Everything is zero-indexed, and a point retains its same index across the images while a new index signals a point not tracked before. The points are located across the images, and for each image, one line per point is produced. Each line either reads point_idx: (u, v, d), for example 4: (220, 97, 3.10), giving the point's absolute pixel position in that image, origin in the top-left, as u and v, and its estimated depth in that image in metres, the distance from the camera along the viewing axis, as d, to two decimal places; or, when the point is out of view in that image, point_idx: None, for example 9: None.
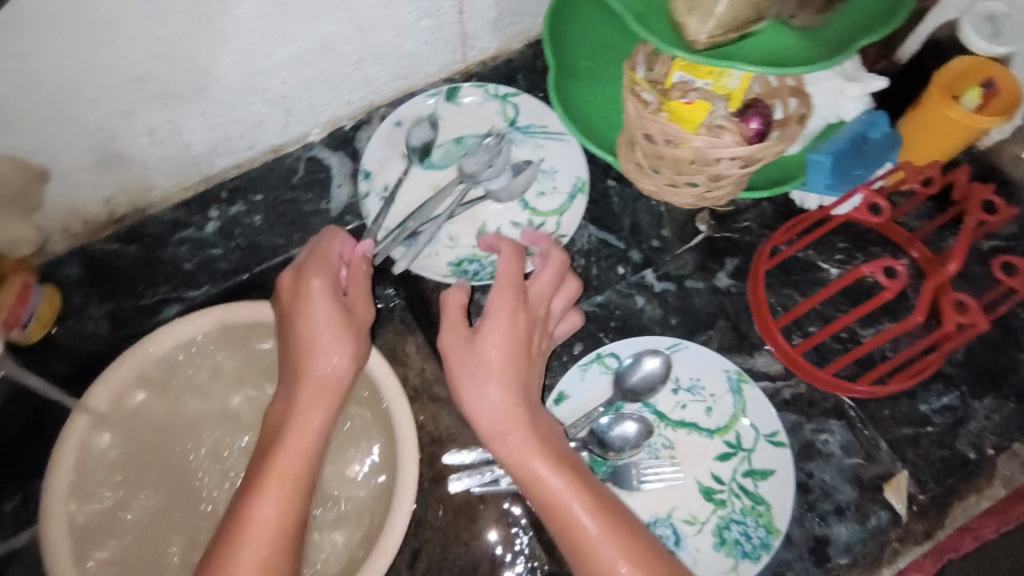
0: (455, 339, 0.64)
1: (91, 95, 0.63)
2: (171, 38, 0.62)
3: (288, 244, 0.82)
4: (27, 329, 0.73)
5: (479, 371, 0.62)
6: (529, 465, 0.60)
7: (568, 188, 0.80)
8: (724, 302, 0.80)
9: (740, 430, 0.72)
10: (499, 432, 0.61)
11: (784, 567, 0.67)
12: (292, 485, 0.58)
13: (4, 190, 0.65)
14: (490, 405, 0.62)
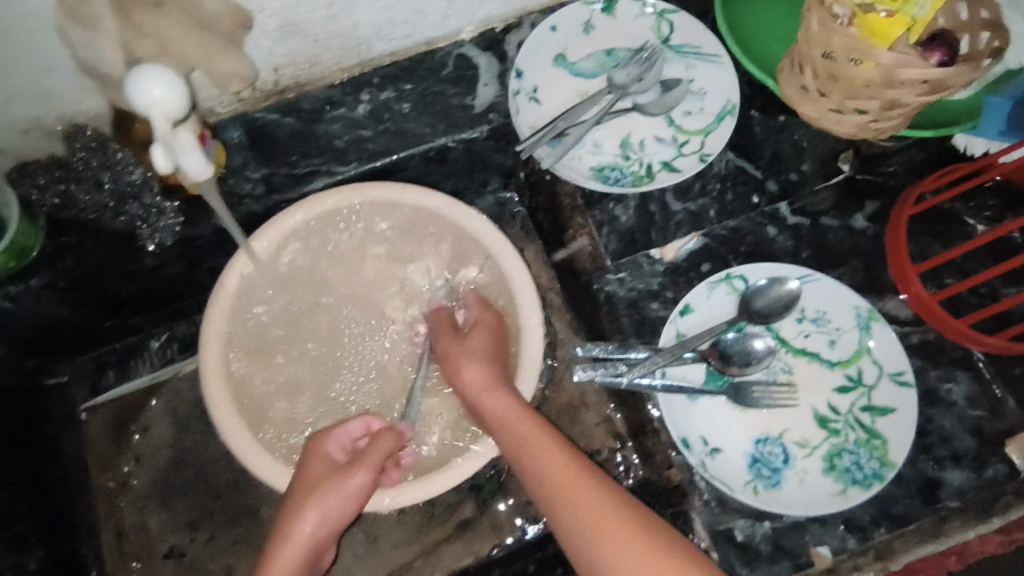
0: (459, 368, 0.74)
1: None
2: None
3: (434, 133, 0.83)
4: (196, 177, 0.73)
5: (466, 362, 0.74)
6: (525, 436, 0.68)
7: (717, 110, 0.80)
8: (859, 244, 0.79)
9: (863, 365, 0.73)
10: (493, 409, 0.71)
11: (891, 500, 0.69)
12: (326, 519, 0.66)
13: (216, 29, 0.66)
14: (488, 399, 0.71)
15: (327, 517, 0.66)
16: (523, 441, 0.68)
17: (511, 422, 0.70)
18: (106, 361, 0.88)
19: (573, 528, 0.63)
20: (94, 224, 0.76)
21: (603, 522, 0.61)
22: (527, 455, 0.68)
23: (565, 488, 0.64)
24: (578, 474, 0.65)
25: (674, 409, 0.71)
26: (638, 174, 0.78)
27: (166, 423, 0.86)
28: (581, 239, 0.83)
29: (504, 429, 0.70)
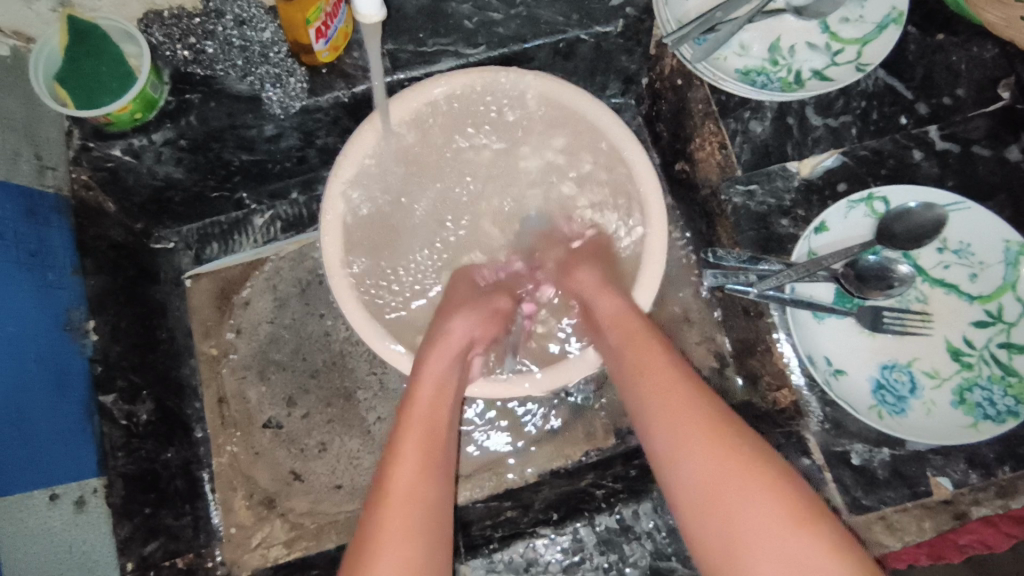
0: (578, 268, 0.75)
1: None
2: None
3: (567, 23, 0.77)
4: (321, 49, 0.70)
5: (573, 263, 0.76)
6: (626, 327, 0.65)
7: (879, 18, 0.73)
8: (1012, 176, 0.74)
9: (1004, 302, 0.69)
10: (593, 301, 0.70)
11: (1018, 441, 0.66)
12: (443, 388, 0.63)
13: None
14: (604, 298, 0.69)
15: (480, 324, 0.70)
16: (628, 335, 0.64)
17: (614, 319, 0.66)
18: (209, 233, 0.88)
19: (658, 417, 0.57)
20: (220, 84, 0.73)
21: (691, 403, 0.56)
22: (624, 349, 0.63)
23: (657, 374, 0.59)
24: (673, 366, 0.59)
25: (801, 326, 0.69)
26: (786, 81, 0.74)
27: (266, 299, 0.87)
28: (709, 148, 0.79)
29: (606, 324, 0.67)
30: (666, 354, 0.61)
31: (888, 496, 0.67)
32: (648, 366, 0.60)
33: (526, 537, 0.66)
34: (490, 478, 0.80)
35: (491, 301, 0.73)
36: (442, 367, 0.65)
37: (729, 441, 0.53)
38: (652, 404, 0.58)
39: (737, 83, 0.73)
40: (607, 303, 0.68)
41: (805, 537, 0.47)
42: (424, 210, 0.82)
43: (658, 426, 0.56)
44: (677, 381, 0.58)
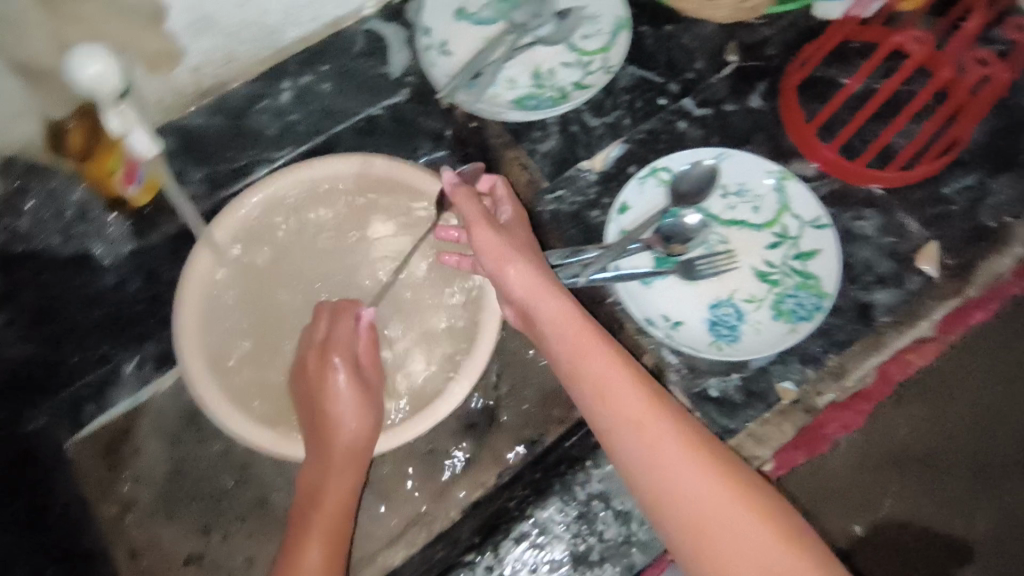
0: (504, 262, 0.67)
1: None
2: None
3: (359, 107, 0.92)
4: (135, 193, 0.79)
5: (498, 255, 0.67)
6: (576, 338, 0.62)
7: (612, 27, 0.87)
8: (760, 120, 0.87)
9: (785, 222, 0.81)
10: (534, 302, 0.65)
11: (833, 329, 0.77)
12: (343, 489, 0.71)
13: (131, 20, 0.67)
14: (549, 302, 0.64)
15: (368, 404, 0.73)
16: (584, 350, 0.61)
17: (560, 326, 0.63)
18: (81, 397, 0.87)
19: (631, 448, 0.57)
20: (43, 254, 0.77)
21: (659, 435, 0.56)
22: (580, 374, 0.61)
23: (623, 398, 0.58)
24: (635, 386, 0.59)
25: (632, 295, 0.78)
26: (554, 97, 0.85)
27: (155, 440, 0.87)
28: (515, 171, 0.88)
29: (556, 338, 0.63)
30: (625, 369, 0.60)
31: (751, 414, 0.75)
32: (613, 390, 0.59)
33: (456, 568, 0.76)
34: (419, 531, 0.80)
35: (371, 376, 0.75)
36: (342, 467, 0.71)
37: (710, 466, 0.54)
38: (625, 430, 0.57)
39: (511, 111, 0.83)
40: (548, 309, 0.64)
41: (786, 557, 0.50)
42: (274, 304, 0.82)
43: (632, 450, 0.57)
44: (628, 392, 0.58)
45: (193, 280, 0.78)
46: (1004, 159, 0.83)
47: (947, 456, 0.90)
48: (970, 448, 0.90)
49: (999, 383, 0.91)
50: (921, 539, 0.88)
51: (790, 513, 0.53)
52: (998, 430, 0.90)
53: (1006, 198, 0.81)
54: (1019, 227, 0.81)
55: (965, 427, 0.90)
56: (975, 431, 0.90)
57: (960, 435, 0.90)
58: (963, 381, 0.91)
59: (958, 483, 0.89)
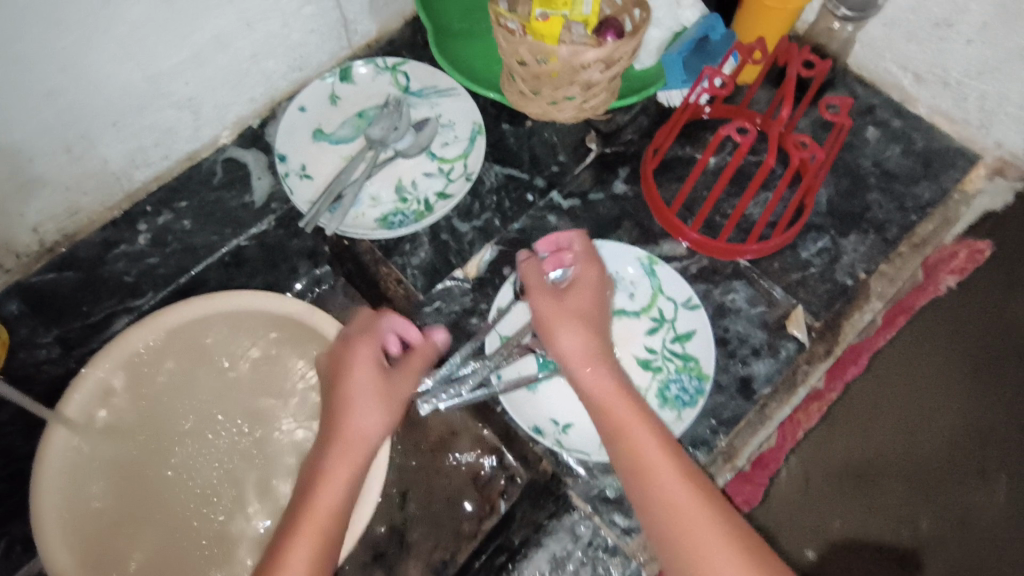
0: (555, 332, 0.69)
1: (34, 122, 0.68)
2: (139, 82, 0.74)
3: (223, 239, 0.87)
4: None
5: (554, 318, 0.70)
6: (613, 407, 0.66)
7: (468, 134, 0.89)
8: (625, 206, 0.90)
9: (660, 305, 0.82)
10: (572, 364, 0.68)
11: (719, 407, 0.78)
12: (341, 518, 0.61)
13: None
14: (588, 370, 0.68)
15: (380, 406, 0.67)
16: (620, 428, 0.64)
17: (599, 392, 0.67)
18: None
19: (661, 521, 0.60)
20: None
21: (690, 514, 0.59)
22: (617, 444, 0.64)
23: (654, 474, 0.61)
24: (668, 461, 0.62)
25: (518, 403, 0.77)
26: (419, 210, 0.85)
27: None
28: (394, 287, 0.87)
29: (596, 406, 0.66)
30: (660, 444, 0.63)
31: None
32: (646, 463, 0.62)
33: None
34: None
35: (393, 384, 0.69)
36: (342, 490, 0.62)
37: (734, 543, 0.58)
38: (657, 499, 0.61)
39: (377, 231, 0.82)
40: (586, 379, 0.68)
41: None
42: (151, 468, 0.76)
43: (660, 523, 0.60)
44: (664, 465, 0.62)
45: (49, 462, 0.70)
46: (849, 217, 0.88)
47: (887, 464, 0.84)
48: (902, 458, 0.84)
49: (920, 382, 0.87)
50: (878, 555, 0.82)
51: None
52: (929, 431, 0.85)
53: (859, 255, 0.86)
54: (873, 282, 0.85)
55: (895, 430, 0.86)
56: (906, 434, 0.85)
57: (891, 446, 0.85)
58: (886, 393, 0.87)
59: (895, 492, 0.84)
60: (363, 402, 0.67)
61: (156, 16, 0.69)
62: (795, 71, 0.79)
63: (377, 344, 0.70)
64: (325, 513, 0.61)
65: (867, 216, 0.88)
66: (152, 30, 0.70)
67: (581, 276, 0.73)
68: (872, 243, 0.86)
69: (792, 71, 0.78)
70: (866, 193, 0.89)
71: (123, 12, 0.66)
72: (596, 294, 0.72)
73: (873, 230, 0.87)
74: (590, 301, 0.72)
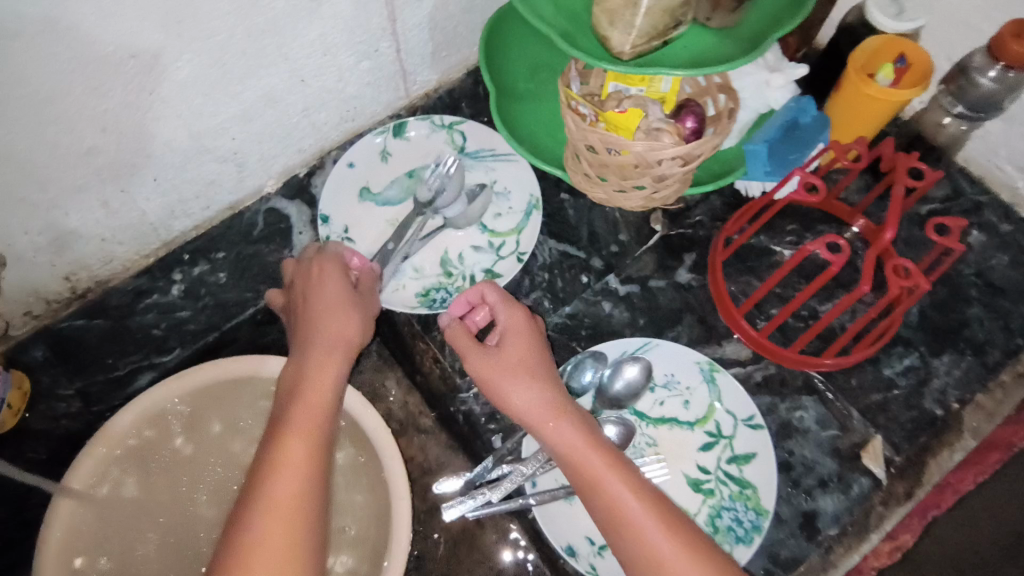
0: (501, 390, 0.65)
1: (70, 179, 0.66)
2: (182, 139, 0.70)
3: (256, 296, 0.84)
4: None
5: (503, 378, 0.65)
6: (553, 413, 0.63)
7: (524, 206, 0.84)
8: (688, 298, 0.82)
9: (718, 418, 0.74)
10: (510, 368, 0.65)
11: (777, 546, 0.69)
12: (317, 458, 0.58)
13: None
14: (526, 388, 0.64)
15: (338, 340, 0.66)
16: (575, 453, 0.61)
17: (540, 408, 0.64)
18: None
19: (621, 523, 0.57)
20: None
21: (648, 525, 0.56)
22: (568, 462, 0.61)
23: (607, 486, 0.59)
24: (614, 468, 0.60)
25: (552, 518, 0.70)
26: (464, 287, 0.80)
27: None
28: (428, 362, 0.81)
29: (530, 419, 0.64)
30: (610, 457, 0.61)
31: None
32: (599, 472, 0.60)
33: None
34: None
35: (350, 307, 0.68)
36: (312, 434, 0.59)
37: (696, 553, 0.55)
38: (610, 504, 0.58)
39: (415, 308, 0.78)
40: (520, 399, 0.64)
41: None
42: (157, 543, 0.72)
43: (622, 532, 0.57)
44: (634, 499, 0.58)
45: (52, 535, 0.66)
46: (943, 335, 0.78)
47: None
48: None
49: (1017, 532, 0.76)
50: None
51: None
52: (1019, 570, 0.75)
53: (952, 380, 0.76)
54: (966, 414, 0.75)
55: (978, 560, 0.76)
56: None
57: None
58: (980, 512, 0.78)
59: None
60: (322, 328, 0.66)
61: (204, 76, 0.65)
62: (902, 188, 0.69)
63: (342, 266, 0.71)
64: (299, 443, 0.59)
65: (964, 335, 0.78)
66: (199, 90, 0.66)
67: (508, 317, 0.68)
68: (968, 368, 0.76)
69: (898, 190, 0.68)
70: (966, 308, 0.79)
71: (170, 71, 0.63)
72: (531, 335, 0.67)
73: (970, 352, 0.77)
74: (540, 359, 0.66)
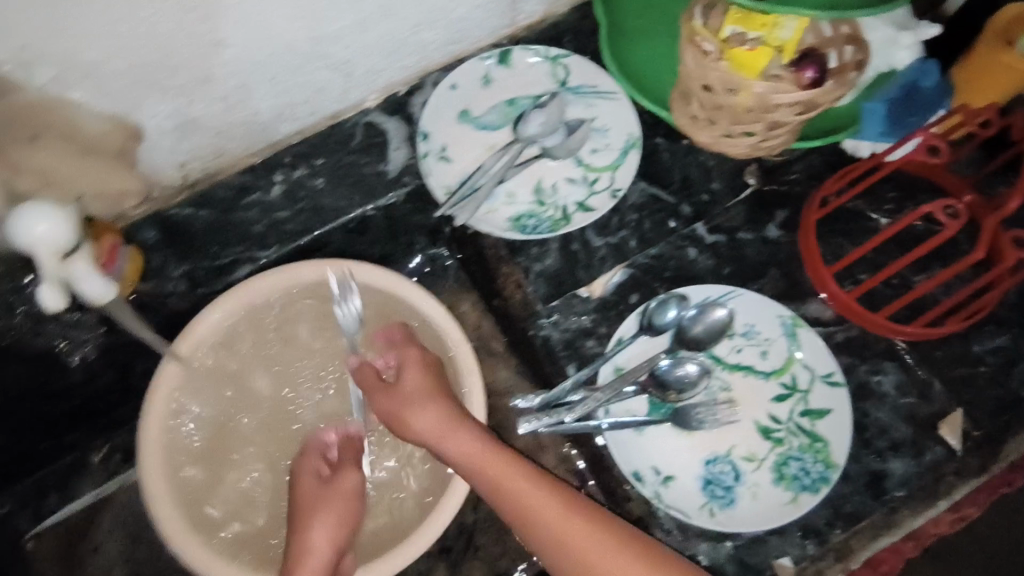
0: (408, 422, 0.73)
1: (199, 69, 0.68)
2: (304, 41, 0.72)
3: (350, 206, 0.88)
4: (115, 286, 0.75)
5: (409, 399, 0.74)
6: (492, 459, 0.70)
7: (622, 144, 0.83)
8: (777, 252, 0.81)
9: (795, 371, 0.75)
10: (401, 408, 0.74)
11: (841, 500, 0.71)
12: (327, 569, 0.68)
13: (104, 148, 0.68)
14: (456, 435, 0.71)
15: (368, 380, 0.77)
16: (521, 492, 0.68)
17: (469, 456, 0.70)
18: (45, 485, 0.84)
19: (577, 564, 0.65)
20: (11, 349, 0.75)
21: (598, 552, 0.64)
22: (510, 505, 0.68)
23: (555, 523, 0.66)
24: (558, 502, 0.67)
25: (622, 444, 0.73)
26: (555, 217, 0.81)
27: (114, 538, 0.82)
28: (512, 287, 0.83)
29: (464, 464, 0.70)
30: (554, 496, 0.68)
31: None
32: (543, 511, 0.67)
33: None
34: None
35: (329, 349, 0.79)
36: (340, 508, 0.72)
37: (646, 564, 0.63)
38: (563, 539, 0.65)
39: (508, 232, 0.80)
40: (450, 449, 0.71)
41: None
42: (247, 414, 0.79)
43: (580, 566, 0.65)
44: (592, 535, 0.65)
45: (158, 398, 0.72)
46: None
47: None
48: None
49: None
50: None
51: None
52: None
53: None
54: None
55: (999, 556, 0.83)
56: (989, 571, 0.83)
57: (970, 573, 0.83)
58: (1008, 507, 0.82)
59: None
60: (316, 520, 0.71)
61: None
62: None
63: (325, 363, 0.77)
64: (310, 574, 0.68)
65: None
66: None
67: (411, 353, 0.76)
68: None
69: None
70: None
71: None
72: (433, 373, 0.75)
73: None
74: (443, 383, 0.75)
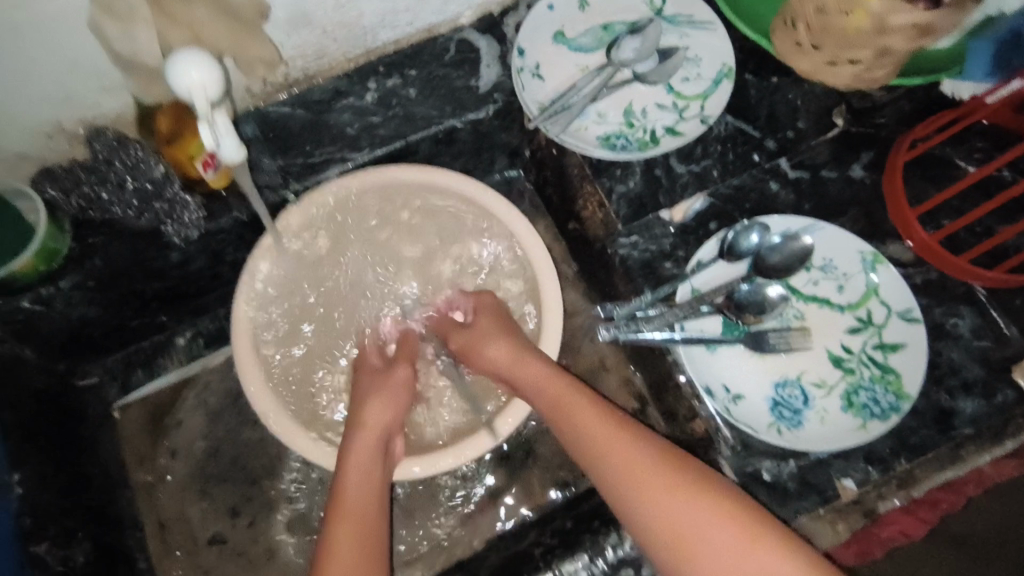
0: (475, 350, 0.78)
1: None
2: None
3: (441, 116, 0.88)
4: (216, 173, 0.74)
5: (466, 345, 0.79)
6: (541, 383, 0.74)
7: (713, 75, 0.84)
8: (858, 192, 0.82)
9: (871, 307, 0.76)
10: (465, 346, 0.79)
11: (908, 431, 0.72)
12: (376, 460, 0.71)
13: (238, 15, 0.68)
14: (516, 363, 0.75)
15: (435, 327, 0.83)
16: (561, 404, 0.71)
17: (521, 376, 0.75)
18: (133, 359, 0.91)
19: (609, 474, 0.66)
20: (119, 225, 0.78)
21: (628, 455, 0.65)
22: (558, 417, 0.71)
23: (592, 432, 0.68)
24: (596, 415, 0.70)
25: (695, 361, 0.74)
26: (643, 140, 0.82)
27: (199, 415, 0.90)
28: (592, 207, 0.86)
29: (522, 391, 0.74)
30: (597, 411, 0.70)
31: (802, 506, 0.71)
32: (581, 423, 0.69)
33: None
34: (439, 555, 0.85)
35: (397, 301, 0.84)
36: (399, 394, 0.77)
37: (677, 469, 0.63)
38: (599, 445, 0.67)
39: (598, 149, 0.81)
40: (500, 355, 0.76)
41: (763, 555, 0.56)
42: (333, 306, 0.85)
43: (609, 474, 0.66)
44: (626, 442, 0.66)
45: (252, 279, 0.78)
46: None
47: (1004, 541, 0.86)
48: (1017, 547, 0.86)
49: None
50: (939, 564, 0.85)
51: (759, 511, 0.60)
52: None
53: None
54: None
55: None
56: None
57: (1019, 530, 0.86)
58: None
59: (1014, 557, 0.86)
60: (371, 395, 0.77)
61: None
62: None
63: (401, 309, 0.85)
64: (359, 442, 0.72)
65: None
66: None
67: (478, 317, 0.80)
68: None
69: None
70: None
71: None
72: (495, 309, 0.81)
73: None
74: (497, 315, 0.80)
